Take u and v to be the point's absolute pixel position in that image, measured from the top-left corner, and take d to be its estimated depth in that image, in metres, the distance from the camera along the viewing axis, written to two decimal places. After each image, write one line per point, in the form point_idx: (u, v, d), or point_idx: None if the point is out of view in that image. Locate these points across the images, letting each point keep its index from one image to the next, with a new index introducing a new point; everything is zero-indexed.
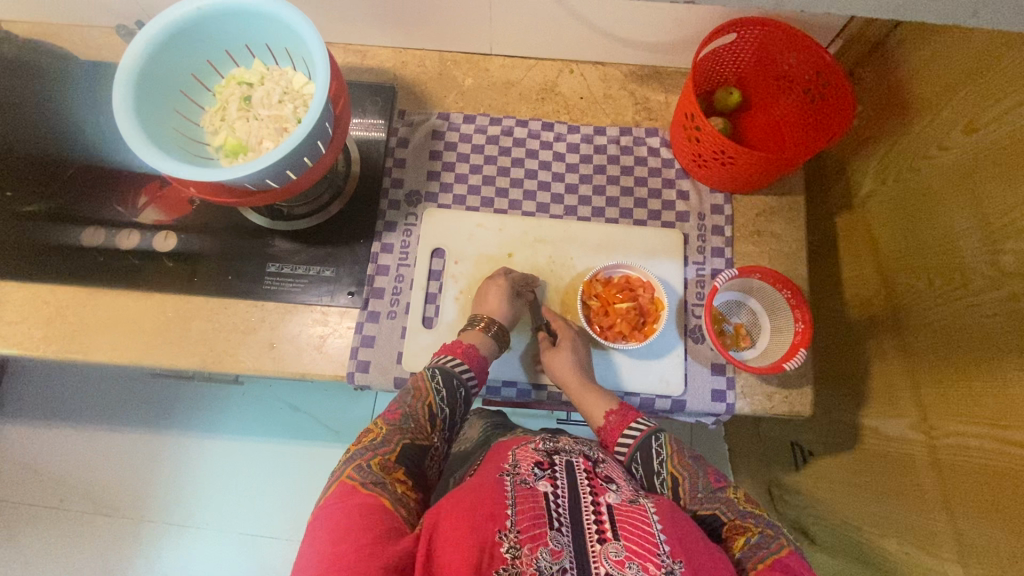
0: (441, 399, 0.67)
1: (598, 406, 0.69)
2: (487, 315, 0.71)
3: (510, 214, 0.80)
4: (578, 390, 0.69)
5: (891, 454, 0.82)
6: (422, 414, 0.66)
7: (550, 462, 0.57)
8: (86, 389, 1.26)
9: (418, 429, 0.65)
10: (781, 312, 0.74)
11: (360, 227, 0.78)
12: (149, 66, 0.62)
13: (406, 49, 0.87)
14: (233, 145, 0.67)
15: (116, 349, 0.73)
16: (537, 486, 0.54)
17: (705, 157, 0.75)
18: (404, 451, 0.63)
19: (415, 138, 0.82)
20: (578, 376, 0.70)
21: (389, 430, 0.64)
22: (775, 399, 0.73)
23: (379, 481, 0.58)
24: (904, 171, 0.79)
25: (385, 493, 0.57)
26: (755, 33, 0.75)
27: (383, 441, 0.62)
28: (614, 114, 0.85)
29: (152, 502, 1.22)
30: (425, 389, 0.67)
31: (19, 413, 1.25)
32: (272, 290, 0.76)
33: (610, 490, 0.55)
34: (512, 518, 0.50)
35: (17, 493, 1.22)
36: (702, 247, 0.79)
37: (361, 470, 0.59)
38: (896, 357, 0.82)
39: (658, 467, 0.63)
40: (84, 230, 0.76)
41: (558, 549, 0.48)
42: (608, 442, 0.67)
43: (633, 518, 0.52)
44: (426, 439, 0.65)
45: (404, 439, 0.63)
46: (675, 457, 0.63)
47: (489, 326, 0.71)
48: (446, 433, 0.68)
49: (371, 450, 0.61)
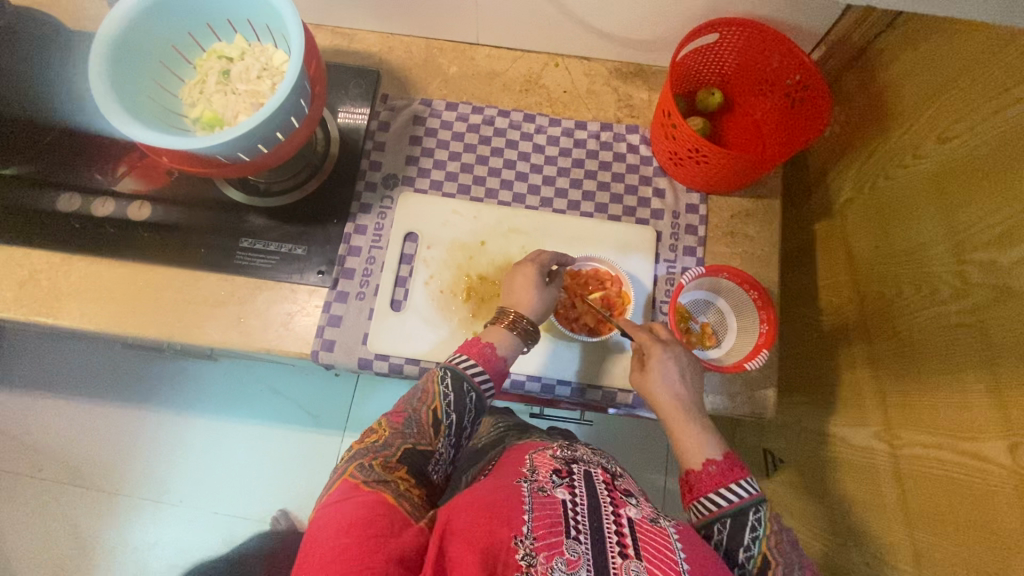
0: (448, 404, 0.63)
1: (699, 450, 0.61)
2: (515, 309, 0.69)
3: (486, 202, 0.80)
4: (678, 421, 0.64)
5: (857, 464, 0.82)
6: (425, 417, 0.63)
7: (568, 471, 0.57)
8: (66, 361, 1.27)
9: (420, 434, 0.63)
10: (748, 313, 0.74)
11: (335, 208, 0.79)
12: (128, 33, 0.63)
13: (393, 35, 0.87)
14: (209, 118, 0.67)
15: (87, 314, 0.74)
16: (555, 493, 0.53)
17: (680, 155, 0.75)
18: (407, 454, 0.60)
19: (396, 122, 0.83)
20: (678, 403, 0.64)
21: (392, 433, 0.62)
22: (737, 400, 0.73)
23: (381, 478, 0.56)
24: (881, 179, 0.79)
25: (387, 491, 0.55)
26: (738, 35, 0.75)
27: (386, 443, 0.61)
28: (596, 109, 0.85)
29: (128, 477, 1.22)
30: (432, 393, 0.64)
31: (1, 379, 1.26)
32: (243, 264, 0.76)
33: (630, 505, 0.54)
34: (529, 525, 0.48)
35: None
36: (674, 246, 0.79)
37: (363, 469, 0.57)
38: (864, 365, 0.82)
39: (749, 541, 0.55)
40: (60, 196, 0.77)
41: (574, 559, 0.47)
42: (693, 488, 0.60)
43: (655, 539, 0.50)
44: (429, 445, 0.62)
45: (406, 443, 0.61)
46: (773, 538, 0.56)
47: (514, 325, 0.69)
48: (453, 439, 0.64)
49: (372, 452, 0.60)
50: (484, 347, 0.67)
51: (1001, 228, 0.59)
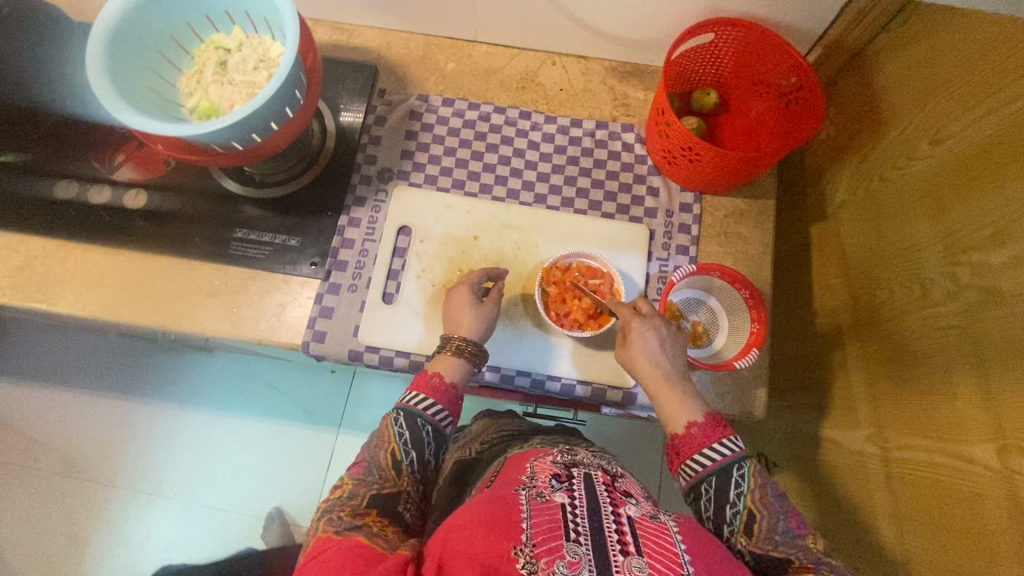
0: (406, 442, 0.63)
1: (682, 413, 0.62)
2: (461, 334, 0.69)
3: (480, 198, 0.81)
4: (659, 385, 0.64)
5: (850, 469, 0.82)
6: (385, 460, 0.62)
7: (568, 475, 0.56)
8: (64, 351, 1.27)
9: (383, 478, 0.62)
10: (739, 312, 0.74)
11: (330, 200, 0.79)
12: (127, 22, 0.64)
13: (392, 31, 0.88)
14: (205, 108, 0.68)
15: (82, 301, 0.74)
16: (553, 498, 0.52)
17: (673, 153, 0.75)
18: (374, 498, 0.60)
19: (392, 117, 0.83)
20: (662, 372, 0.64)
21: (355, 484, 0.61)
22: (727, 400, 0.73)
23: (352, 526, 0.55)
24: (874, 181, 0.79)
25: (360, 535, 0.54)
26: (734, 35, 0.76)
27: (352, 493, 0.59)
28: (592, 107, 0.86)
29: (121, 470, 1.23)
30: (388, 435, 0.64)
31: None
32: (237, 255, 0.76)
33: (629, 504, 0.53)
34: (527, 533, 0.48)
35: None
36: (667, 244, 0.79)
37: (333, 522, 0.56)
38: (857, 369, 0.81)
39: (734, 498, 0.57)
40: (57, 184, 0.78)
41: (576, 561, 0.46)
42: (681, 451, 0.61)
43: (655, 535, 0.50)
44: (394, 486, 0.62)
45: (370, 489, 0.60)
46: (757, 492, 0.57)
47: (460, 352, 0.68)
48: (418, 476, 0.64)
49: (339, 505, 0.58)
50: (433, 379, 0.67)
51: (991, 230, 0.59)
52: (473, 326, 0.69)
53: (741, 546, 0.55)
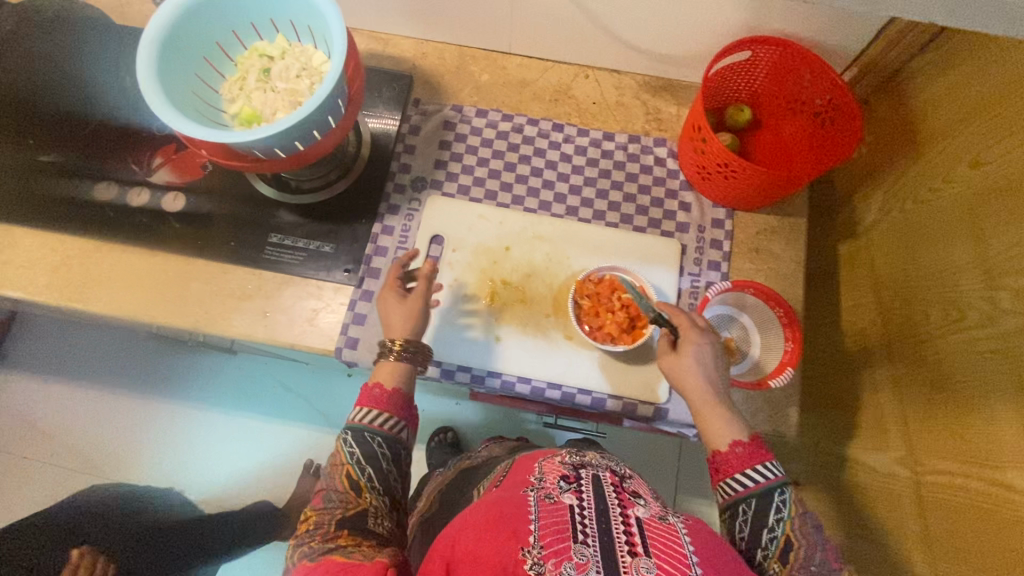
0: (358, 460, 0.61)
1: (726, 432, 0.61)
2: (400, 336, 0.68)
3: (512, 208, 0.81)
4: (704, 403, 0.63)
5: (880, 489, 0.82)
6: (342, 483, 0.61)
7: (576, 476, 0.56)
8: (88, 349, 1.29)
9: (345, 500, 0.60)
10: (772, 329, 0.74)
11: (364, 208, 0.80)
12: (177, 29, 0.65)
13: (427, 41, 0.89)
14: (248, 114, 0.69)
15: (118, 302, 0.75)
16: (561, 500, 0.52)
17: (708, 169, 0.76)
18: (344, 520, 0.58)
19: (427, 126, 0.84)
20: (708, 390, 0.63)
21: (320, 513, 0.59)
22: (759, 418, 0.73)
23: (323, 551, 0.54)
24: (909, 202, 0.78)
25: (333, 556, 0.53)
26: (772, 53, 0.76)
27: (318, 523, 0.58)
28: (625, 121, 0.86)
29: (141, 470, 1.23)
30: (340, 458, 0.62)
31: (20, 365, 1.29)
32: (272, 260, 0.77)
33: (638, 506, 0.53)
34: (535, 534, 0.49)
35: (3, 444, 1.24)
36: (699, 259, 0.79)
37: (307, 551, 0.55)
38: (889, 390, 0.81)
39: (772, 523, 0.56)
40: (97, 185, 0.79)
41: (583, 562, 0.46)
42: (722, 469, 0.60)
43: (663, 537, 0.50)
44: (359, 504, 0.60)
45: (336, 512, 0.58)
46: (797, 521, 0.56)
47: (402, 354, 0.67)
48: (382, 488, 0.61)
49: (310, 535, 0.57)
50: (374, 389, 0.65)
51: None
52: (405, 324, 0.68)
53: (773, 573, 0.55)
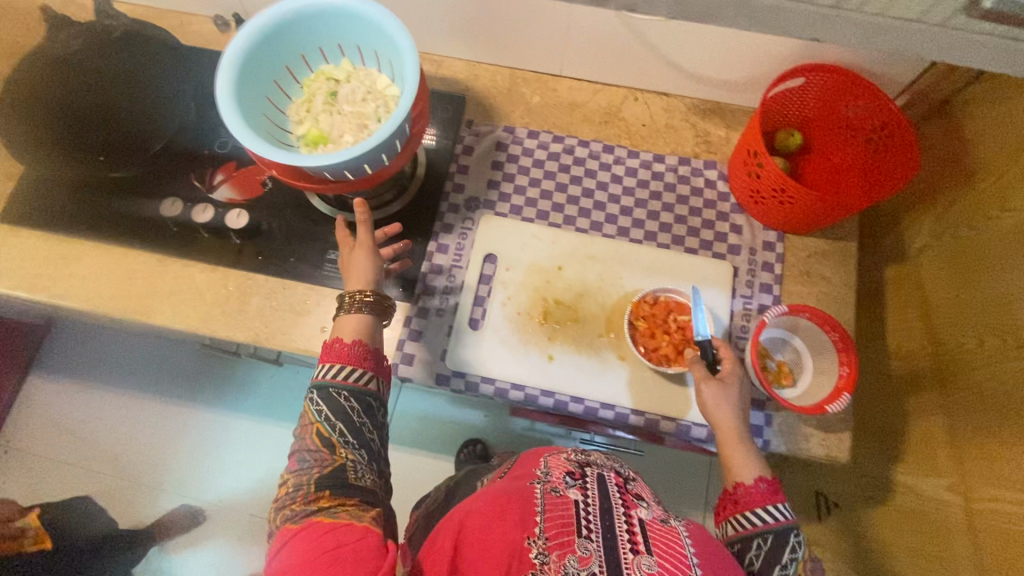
0: (328, 418, 0.61)
1: (749, 468, 0.65)
2: (361, 287, 0.68)
3: (564, 228, 0.82)
4: (732, 437, 0.66)
5: (930, 515, 0.82)
6: (314, 442, 0.61)
7: (581, 474, 0.59)
8: (145, 356, 1.38)
9: (319, 458, 0.60)
10: (826, 354, 0.74)
11: (420, 226, 0.81)
12: (253, 54, 0.66)
13: (479, 63, 0.91)
14: (315, 136, 0.71)
15: (180, 316, 0.77)
16: (567, 494, 0.55)
17: (762, 194, 0.76)
18: (322, 478, 0.59)
19: (480, 147, 0.86)
20: (737, 426, 0.66)
21: (298, 474, 0.60)
22: (813, 442, 0.73)
23: (306, 514, 0.56)
24: (962, 229, 0.78)
25: (317, 519, 0.55)
26: (825, 80, 0.77)
27: (296, 484, 0.59)
28: (674, 143, 0.87)
29: (193, 473, 1.32)
30: (310, 418, 0.62)
31: (77, 371, 1.38)
32: (330, 276, 0.78)
33: (641, 507, 0.56)
34: (541, 525, 0.50)
35: (66, 447, 1.35)
36: (751, 281, 0.79)
37: (292, 513, 0.57)
38: (939, 415, 0.81)
39: (786, 561, 0.60)
40: (164, 201, 0.81)
41: (586, 556, 0.48)
42: (740, 501, 0.64)
43: (665, 538, 0.52)
44: (334, 460, 0.60)
45: (313, 472, 0.59)
46: (805, 562, 0.61)
47: (363, 304, 0.67)
48: (355, 442, 0.61)
49: (291, 497, 0.58)
50: (336, 345, 0.65)
51: None
52: (365, 276, 0.69)
53: None
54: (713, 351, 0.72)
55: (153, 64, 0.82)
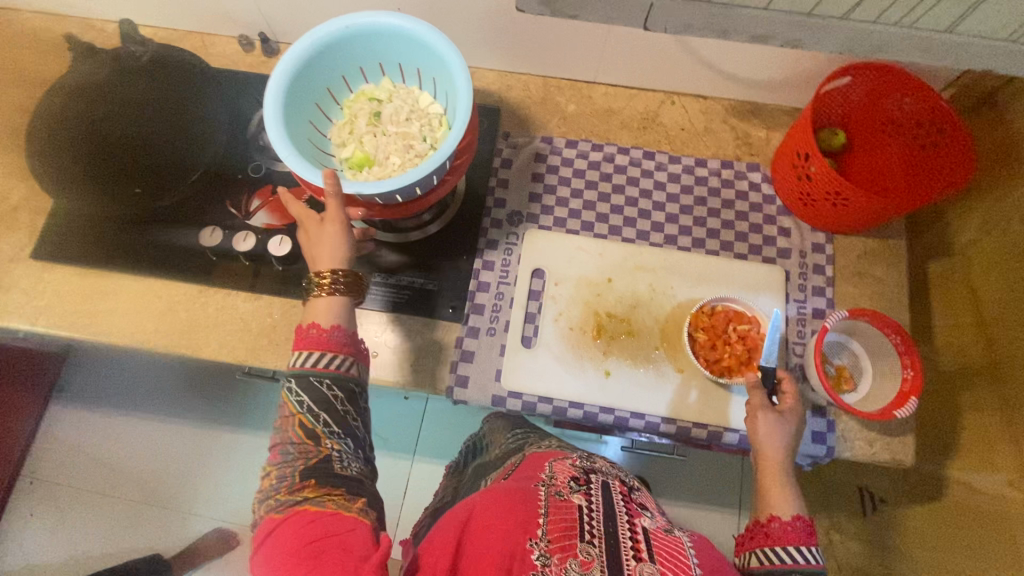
0: (309, 408, 0.58)
1: (787, 506, 0.62)
2: (330, 268, 0.63)
3: (610, 239, 0.81)
4: (774, 472, 0.64)
5: (983, 510, 0.81)
6: (297, 434, 0.58)
7: (586, 480, 0.58)
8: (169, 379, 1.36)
9: (302, 449, 0.58)
10: (886, 357, 0.73)
11: (465, 244, 0.80)
12: (296, 78, 0.65)
13: (511, 73, 0.89)
14: (360, 158, 0.69)
15: (226, 347, 0.75)
16: (571, 499, 0.54)
17: (813, 197, 0.75)
18: (308, 470, 0.56)
19: (519, 159, 0.84)
20: (787, 460, 0.64)
21: (280, 466, 0.58)
22: (876, 445, 0.72)
23: (292, 504, 0.54)
24: (1013, 223, 0.78)
25: (304, 509, 0.54)
26: (870, 77, 0.76)
27: (280, 476, 0.57)
28: (715, 147, 0.86)
29: (224, 496, 1.30)
30: (290, 409, 0.59)
31: (100, 399, 1.35)
32: (378, 299, 0.77)
33: (645, 516, 0.55)
34: (543, 528, 0.50)
35: (90, 477, 1.32)
36: (803, 285, 0.78)
37: (276, 504, 0.55)
38: (993, 410, 0.80)
39: None
40: (203, 230, 0.79)
41: (588, 561, 0.48)
42: (771, 534, 0.61)
43: (669, 547, 0.51)
44: (319, 450, 0.58)
45: (296, 463, 0.57)
46: None
47: (335, 288, 0.62)
48: (340, 432, 0.59)
49: (274, 487, 0.56)
50: (312, 331, 0.61)
51: None
52: (336, 255, 0.63)
53: None
54: (774, 381, 0.69)
55: (186, 89, 0.79)
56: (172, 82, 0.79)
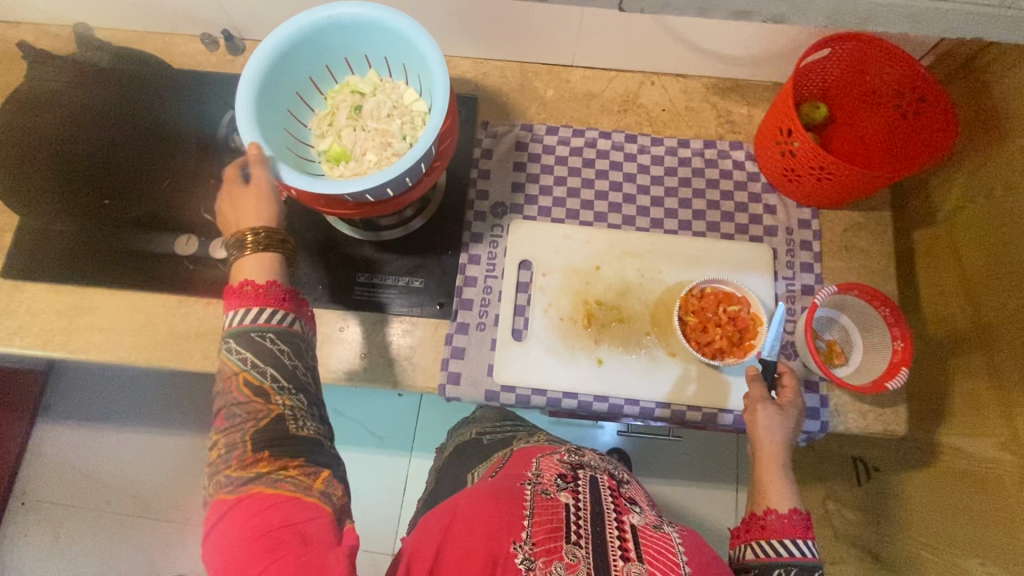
0: (255, 365, 0.56)
1: (781, 499, 0.63)
2: (252, 226, 0.60)
3: (596, 226, 0.80)
4: (768, 466, 0.65)
5: (974, 473, 0.82)
6: (242, 393, 0.56)
7: (573, 476, 0.58)
8: (157, 391, 1.33)
9: (249, 409, 0.55)
10: (875, 330, 0.73)
11: (449, 239, 0.78)
12: (275, 67, 0.63)
13: (487, 60, 0.87)
14: (337, 153, 0.67)
15: (209, 357, 0.73)
16: (558, 498, 0.53)
17: (797, 172, 0.74)
18: (258, 434, 0.54)
19: (499, 148, 0.83)
20: (779, 451, 0.65)
21: (226, 434, 0.55)
22: (869, 417, 0.73)
23: (246, 481, 0.52)
24: (996, 189, 0.78)
25: (259, 488, 0.52)
26: (851, 48, 0.75)
27: (228, 444, 0.54)
28: (697, 126, 0.85)
29: None
30: (233, 370, 0.56)
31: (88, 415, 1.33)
32: (364, 300, 0.76)
33: (634, 512, 0.55)
34: (528, 530, 0.50)
35: (81, 493, 1.30)
36: (791, 262, 0.78)
37: (227, 481, 0.53)
38: (982, 375, 0.81)
39: None
40: (177, 238, 0.77)
41: (574, 563, 0.47)
42: (767, 526, 0.61)
43: (658, 544, 0.51)
44: (269, 409, 0.56)
45: (244, 428, 0.54)
46: None
47: (260, 241, 0.59)
48: (291, 389, 0.57)
49: (222, 461, 0.53)
50: (246, 287, 0.57)
51: None
52: (263, 212, 0.60)
53: None
54: (774, 373, 0.70)
55: (139, 91, 0.74)
56: (123, 83, 0.73)
